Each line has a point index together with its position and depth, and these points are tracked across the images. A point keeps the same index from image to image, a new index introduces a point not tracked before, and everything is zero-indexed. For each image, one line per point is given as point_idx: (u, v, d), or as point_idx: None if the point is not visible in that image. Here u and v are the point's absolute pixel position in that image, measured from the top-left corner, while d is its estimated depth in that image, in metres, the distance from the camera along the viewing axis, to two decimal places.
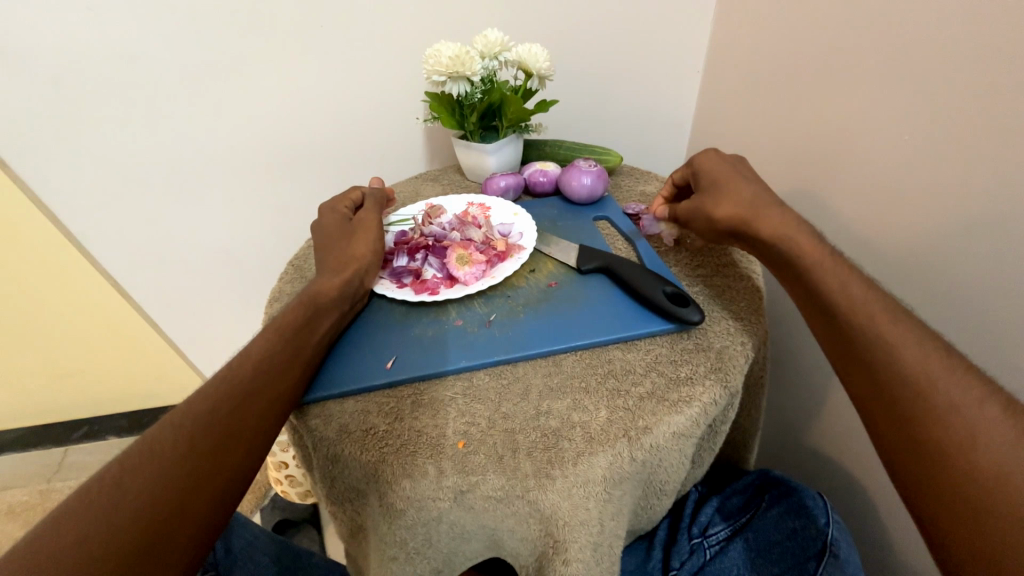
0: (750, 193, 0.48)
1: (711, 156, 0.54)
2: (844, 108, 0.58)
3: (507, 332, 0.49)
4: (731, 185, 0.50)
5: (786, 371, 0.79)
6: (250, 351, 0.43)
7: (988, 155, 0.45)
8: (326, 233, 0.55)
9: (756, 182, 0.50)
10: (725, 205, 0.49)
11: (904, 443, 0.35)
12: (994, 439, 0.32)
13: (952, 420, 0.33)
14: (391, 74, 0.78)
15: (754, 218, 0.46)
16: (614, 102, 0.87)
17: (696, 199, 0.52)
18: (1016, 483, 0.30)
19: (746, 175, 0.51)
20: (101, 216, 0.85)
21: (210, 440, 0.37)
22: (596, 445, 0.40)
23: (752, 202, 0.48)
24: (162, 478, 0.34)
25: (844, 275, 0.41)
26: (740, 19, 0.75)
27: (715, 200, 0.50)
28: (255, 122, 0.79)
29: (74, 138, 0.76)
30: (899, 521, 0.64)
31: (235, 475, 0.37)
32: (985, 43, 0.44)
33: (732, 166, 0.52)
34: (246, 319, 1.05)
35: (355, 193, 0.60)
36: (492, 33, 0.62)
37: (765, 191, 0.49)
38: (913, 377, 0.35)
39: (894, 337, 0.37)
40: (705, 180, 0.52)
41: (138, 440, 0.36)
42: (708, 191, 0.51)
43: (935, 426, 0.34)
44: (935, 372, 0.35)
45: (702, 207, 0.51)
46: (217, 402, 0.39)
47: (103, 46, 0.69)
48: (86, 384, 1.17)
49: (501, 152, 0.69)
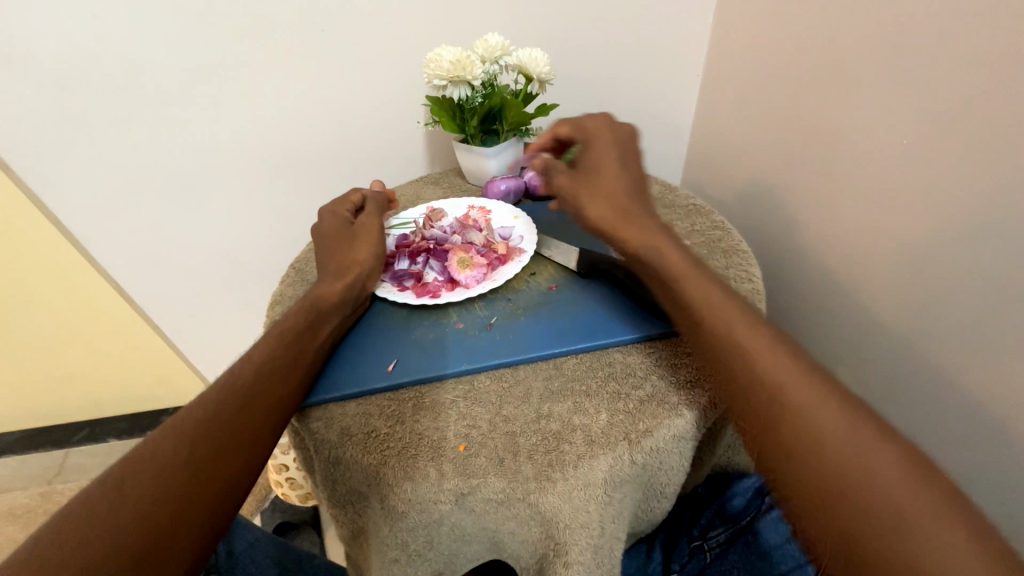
0: (623, 194, 0.48)
1: (602, 141, 0.53)
2: (845, 112, 0.59)
3: (508, 334, 0.49)
4: (609, 180, 0.49)
5: None
6: (251, 354, 0.43)
7: (988, 157, 0.46)
8: (326, 237, 0.55)
9: (633, 183, 0.50)
10: (594, 198, 0.49)
11: (800, 472, 0.32)
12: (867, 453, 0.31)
13: (824, 441, 0.32)
14: (394, 78, 0.78)
15: (622, 221, 0.46)
16: (615, 106, 0.87)
17: (572, 184, 0.51)
18: (894, 499, 0.29)
19: (626, 171, 0.51)
20: (104, 218, 0.85)
21: (212, 445, 0.37)
22: (597, 447, 0.40)
23: (622, 204, 0.47)
24: (164, 481, 0.34)
25: (700, 280, 0.41)
26: (740, 24, 0.75)
27: (588, 191, 0.49)
28: (258, 125, 0.80)
29: (76, 141, 0.76)
30: None
31: (238, 478, 0.38)
32: (987, 48, 0.44)
33: (616, 157, 0.51)
34: (247, 321, 1.05)
35: (355, 195, 0.60)
36: (493, 38, 0.63)
37: (637, 195, 0.49)
38: (778, 395, 0.34)
39: (754, 356, 0.35)
40: (588, 168, 0.51)
41: (139, 446, 0.36)
42: (587, 182, 0.50)
43: (819, 445, 0.31)
44: (795, 388, 0.34)
45: (578, 195, 0.49)
46: (218, 406, 0.39)
47: (107, 49, 0.70)
48: (86, 386, 1.17)
49: (502, 155, 0.69)
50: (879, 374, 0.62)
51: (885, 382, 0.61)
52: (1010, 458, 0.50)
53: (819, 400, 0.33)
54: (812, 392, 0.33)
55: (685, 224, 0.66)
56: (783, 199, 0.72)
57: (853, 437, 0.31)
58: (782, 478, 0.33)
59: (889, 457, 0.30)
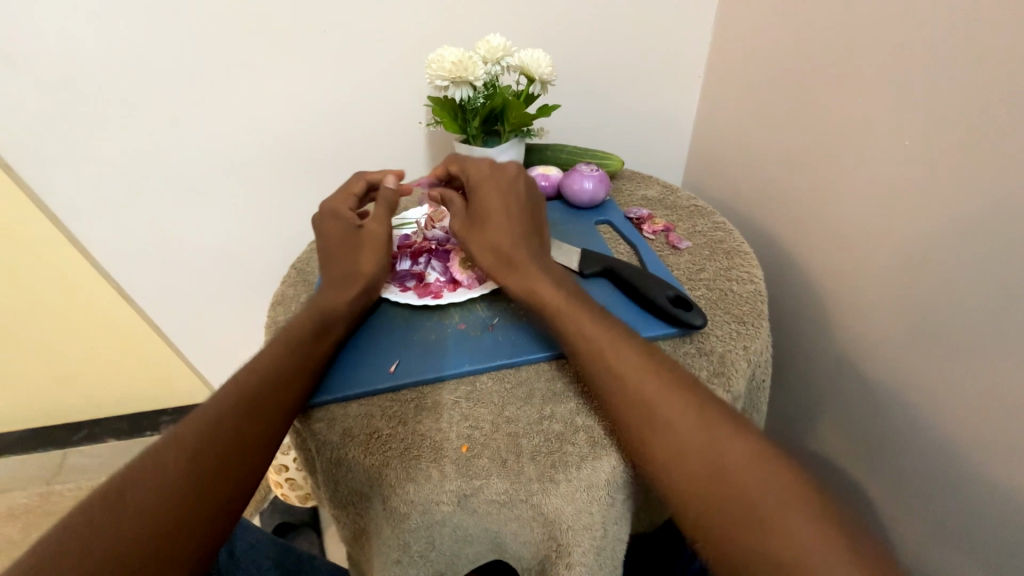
0: (507, 234, 0.49)
1: (486, 174, 0.53)
2: (846, 114, 0.59)
3: (510, 336, 0.49)
4: (492, 219, 0.50)
5: (787, 375, 0.79)
6: (255, 361, 0.43)
7: (989, 159, 0.46)
8: (329, 238, 0.53)
9: (520, 217, 0.50)
10: (479, 241, 0.49)
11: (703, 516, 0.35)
12: (756, 483, 0.34)
13: (715, 479, 0.35)
14: (395, 79, 0.78)
15: (506, 271, 0.47)
16: (616, 107, 0.87)
17: (461, 225, 0.51)
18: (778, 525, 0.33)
19: (510, 206, 0.50)
20: (105, 218, 0.85)
21: (214, 455, 0.37)
22: (600, 449, 0.40)
23: (505, 245, 0.48)
24: (164, 491, 0.35)
25: (590, 320, 0.43)
26: (741, 26, 0.75)
27: (475, 233, 0.50)
28: (259, 126, 0.80)
29: (77, 140, 0.76)
30: (901, 524, 0.64)
31: (239, 487, 0.38)
32: (987, 51, 0.44)
33: (500, 190, 0.51)
34: (248, 322, 1.05)
35: (356, 184, 0.57)
36: (495, 39, 0.63)
37: (525, 232, 0.49)
38: (669, 445, 0.37)
39: (646, 405, 0.39)
40: (473, 206, 0.51)
41: (144, 455, 0.37)
42: (474, 227, 0.50)
43: (713, 488, 0.35)
44: (683, 435, 0.37)
45: (467, 242, 0.50)
46: (220, 414, 0.39)
47: (108, 49, 0.70)
48: (86, 386, 1.17)
49: (505, 156, 0.68)
50: (879, 377, 0.62)
51: (885, 385, 0.61)
52: (1008, 461, 0.49)
53: (682, 426, 0.37)
54: (676, 417, 0.38)
55: (686, 225, 0.66)
56: (784, 201, 0.72)
57: (719, 452, 0.36)
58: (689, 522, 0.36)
59: (773, 482, 0.34)
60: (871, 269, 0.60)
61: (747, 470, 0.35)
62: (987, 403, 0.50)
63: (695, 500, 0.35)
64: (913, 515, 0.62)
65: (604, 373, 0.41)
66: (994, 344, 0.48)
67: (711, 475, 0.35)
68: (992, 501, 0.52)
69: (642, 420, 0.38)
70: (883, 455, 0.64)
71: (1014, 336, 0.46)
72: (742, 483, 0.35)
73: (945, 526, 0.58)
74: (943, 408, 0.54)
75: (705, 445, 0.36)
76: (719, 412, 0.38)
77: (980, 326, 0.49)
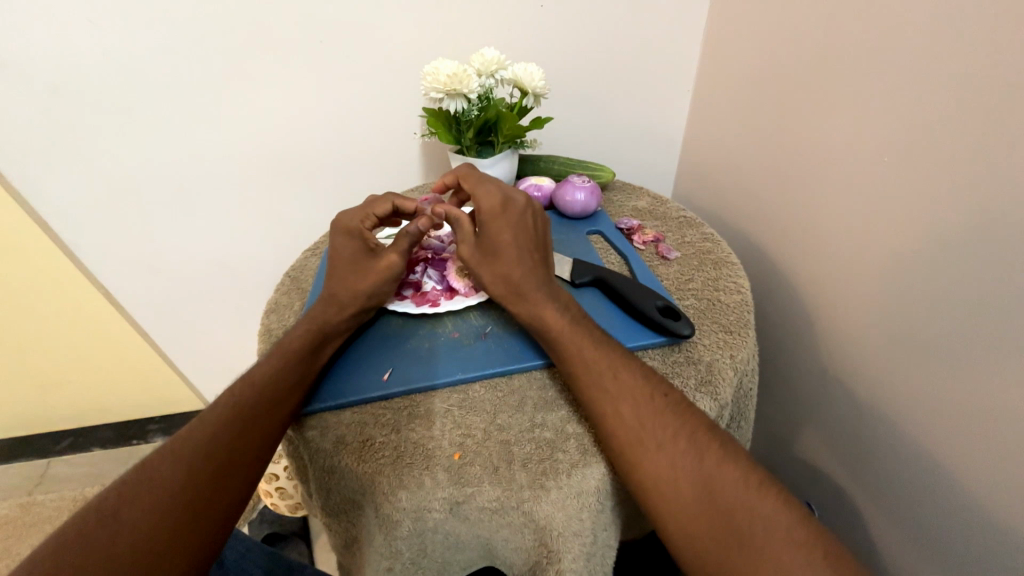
0: (519, 270, 0.47)
1: (498, 199, 0.50)
2: (828, 130, 0.61)
3: (502, 344, 0.49)
4: (505, 253, 0.48)
5: (775, 383, 0.81)
6: (251, 373, 0.44)
7: (965, 176, 0.47)
8: (343, 262, 0.50)
9: (532, 252, 0.49)
10: (492, 274, 0.49)
11: (699, 539, 0.35)
12: (748, 502, 0.36)
13: (709, 500, 0.36)
14: (390, 89, 0.79)
15: (515, 303, 0.47)
16: (607, 119, 0.89)
17: (472, 254, 0.50)
18: (773, 540, 0.34)
19: (523, 238, 0.49)
20: (96, 224, 0.84)
21: (209, 469, 0.38)
22: (590, 456, 0.41)
23: (517, 281, 0.47)
24: (160, 508, 0.35)
25: (586, 337, 0.44)
26: (729, 43, 0.77)
27: (487, 265, 0.49)
28: (255, 134, 0.80)
29: (70, 145, 0.76)
30: (886, 531, 0.65)
31: (234, 502, 0.38)
32: (955, 74, 0.47)
33: (512, 220, 0.49)
34: (240, 330, 1.04)
35: (381, 205, 0.53)
36: (490, 52, 0.64)
37: (537, 267, 0.48)
38: (662, 468, 0.38)
39: (638, 427, 0.39)
40: (484, 234, 0.49)
41: (136, 471, 0.37)
42: (486, 256, 0.49)
43: (708, 509, 0.36)
44: (675, 459, 0.38)
45: (477, 270, 0.50)
46: (216, 428, 0.40)
47: (104, 56, 0.70)
48: (72, 394, 1.15)
49: (498, 166, 0.69)
50: (861, 385, 0.64)
51: (868, 393, 0.63)
52: (982, 469, 0.51)
53: (672, 450, 0.38)
54: (667, 441, 0.39)
55: (675, 236, 0.68)
56: (770, 213, 0.74)
57: (710, 474, 0.37)
58: (686, 546, 0.36)
59: (767, 498, 0.36)
60: (854, 280, 0.62)
61: (737, 491, 0.36)
62: (962, 411, 0.51)
63: (690, 524, 0.36)
64: (895, 521, 0.63)
65: (598, 398, 0.41)
66: (968, 353, 0.50)
67: (704, 498, 0.36)
68: (969, 507, 0.53)
69: (634, 444, 0.39)
70: (867, 462, 0.66)
71: (987, 345, 0.48)
72: (733, 504, 0.36)
73: (923, 532, 0.60)
74: (923, 418, 0.56)
75: (695, 468, 0.37)
76: (709, 431, 0.40)
77: (955, 335, 0.51)
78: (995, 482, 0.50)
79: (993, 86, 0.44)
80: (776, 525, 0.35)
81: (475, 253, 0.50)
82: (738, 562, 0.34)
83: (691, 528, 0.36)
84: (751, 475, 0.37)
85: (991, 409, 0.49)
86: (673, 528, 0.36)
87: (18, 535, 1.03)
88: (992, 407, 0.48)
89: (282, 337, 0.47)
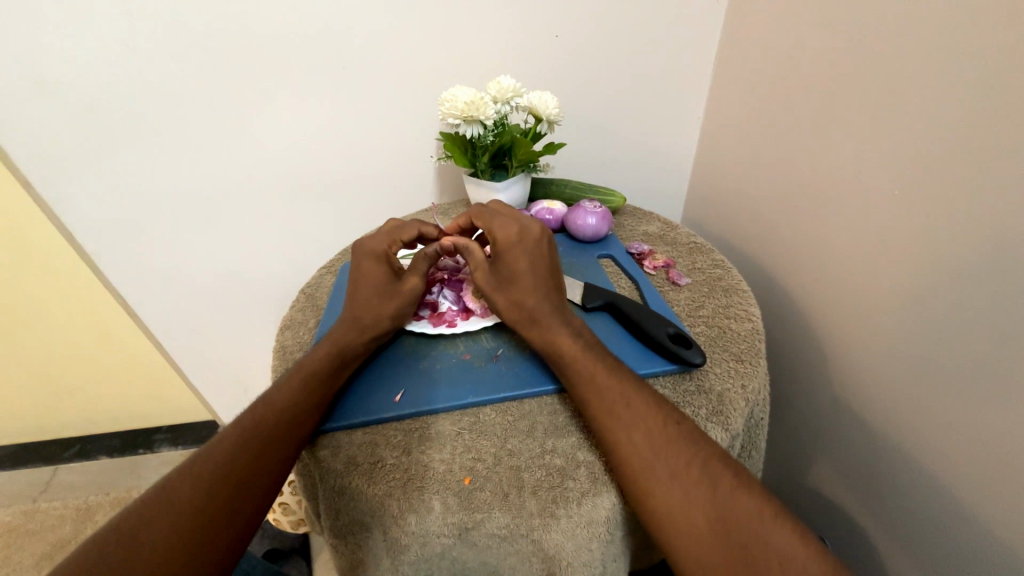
0: (533, 295, 0.48)
1: (511, 227, 0.53)
2: (838, 161, 0.62)
3: (513, 367, 0.50)
4: (520, 278, 0.49)
5: (786, 410, 0.80)
6: (270, 393, 0.44)
7: (977, 211, 0.47)
8: (369, 286, 0.51)
9: (548, 279, 0.50)
10: (505, 299, 0.50)
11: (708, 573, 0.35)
12: (761, 536, 0.35)
13: (719, 533, 0.36)
14: (409, 111, 0.82)
15: (530, 326, 0.48)
16: (619, 144, 0.91)
17: (487, 279, 0.51)
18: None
19: (539, 266, 0.50)
20: (121, 236, 0.87)
21: (228, 489, 0.38)
22: (600, 484, 0.41)
23: (531, 306, 0.48)
24: (178, 529, 0.35)
25: (596, 364, 0.44)
26: (739, 74, 0.79)
27: (501, 290, 0.50)
28: (276, 152, 0.83)
29: (99, 159, 0.79)
30: (900, 567, 0.63)
31: (246, 523, 0.38)
32: (970, 111, 0.47)
33: (528, 248, 0.51)
34: (250, 342, 1.05)
35: (406, 232, 0.56)
36: (506, 81, 0.65)
37: (551, 292, 0.49)
38: (671, 497, 0.38)
39: (650, 456, 0.39)
40: (499, 259, 0.51)
41: (157, 490, 0.38)
42: (501, 281, 0.50)
43: (718, 542, 0.36)
44: (686, 490, 0.38)
45: (490, 294, 0.51)
46: (236, 449, 0.40)
47: (136, 77, 0.73)
48: (84, 400, 1.17)
49: (511, 189, 0.71)
50: (875, 417, 0.63)
51: (882, 425, 0.62)
52: (998, 507, 0.49)
53: (685, 481, 0.38)
54: (678, 471, 0.38)
55: (685, 262, 0.68)
56: (780, 240, 0.75)
57: (724, 508, 0.37)
58: None
59: (780, 534, 0.35)
60: (865, 309, 0.62)
61: (750, 527, 0.36)
62: (977, 447, 0.50)
63: (702, 557, 0.36)
64: (911, 561, 0.61)
65: (609, 425, 0.41)
66: (981, 388, 0.49)
67: (715, 531, 0.36)
68: (985, 546, 0.51)
69: (644, 473, 0.39)
70: (881, 498, 0.64)
71: (1005, 383, 0.47)
72: (746, 540, 0.35)
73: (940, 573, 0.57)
74: (935, 451, 0.55)
75: (708, 500, 0.37)
76: (722, 460, 0.39)
77: (969, 371, 0.50)
78: (1013, 522, 0.48)
79: (1006, 124, 0.44)
80: (790, 563, 0.34)
81: (490, 279, 0.51)
82: None
83: (701, 561, 0.36)
84: (763, 509, 0.36)
85: (1009, 448, 0.47)
86: (683, 558, 0.37)
87: (20, 543, 1.02)
88: (1009, 444, 0.47)
89: (303, 358, 0.47)
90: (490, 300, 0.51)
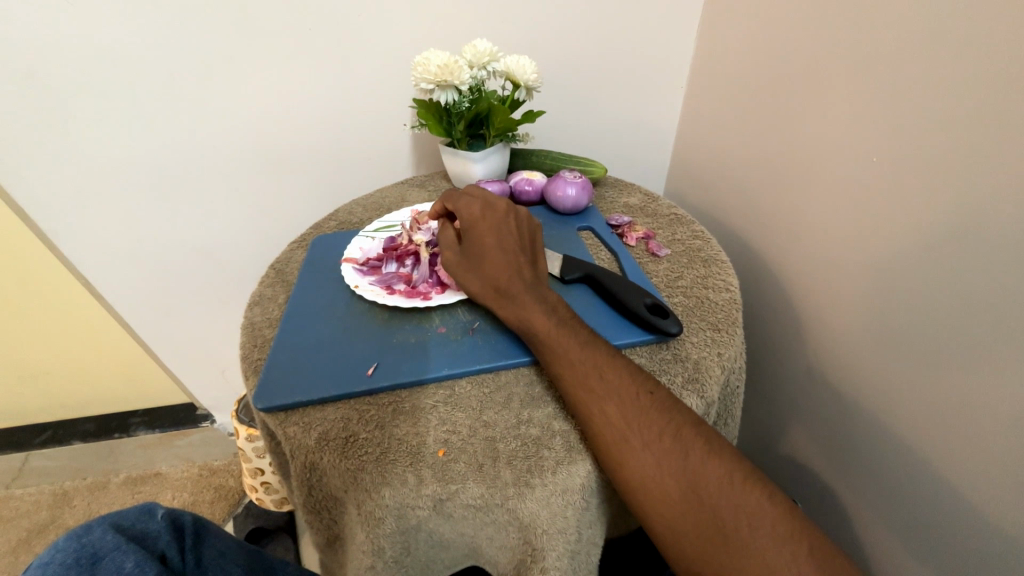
0: (504, 272, 0.47)
1: (479, 206, 0.53)
2: (818, 130, 0.61)
3: (489, 339, 0.49)
4: (491, 257, 0.49)
5: (763, 379, 0.82)
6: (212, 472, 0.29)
7: (952, 178, 0.47)
8: None
9: (518, 255, 0.49)
10: (475, 276, 0.49)
11: (679, 538, 0.36)
12: (730, 499, 0.36)
13: (691, 500, 0.36)
14: (382, 75, 0.78)
15: (501, 302, 0.47)
16: (601, 114, 0.88)
17: (457, 261, 0.50)
18: (751, 536, 0.35)
19: (508, 243, 0.50)
20: (77, 211, 0.81)
21: None
22: (575, 453, 0.40)
23: (503, 282, 0.47)
24: None
25: (572, 336, 0.44)
26: (722, 40, 0.77)
27: (470, 268, 0.49)
28: (240, 121, 0.78)
29: (46, 131, 0.73)
30: (869, 526, 0.65)
31: None
32: (955, 77, 0.45)
33: (495, 226, 0.51)
34: (225, 324, 1.01)
35: None
36: (482, 44, 0.62)
37: (523, 269, 0.48)
38: (645, 467, 0.38)
39: (626, 426, 0.39)
40: (469, 240, 0.51)
41: None
42: (471, 260, 0.50)
43: (689, 506, 0.36)
44: (660, 460, 0.38)
45: (457, 274, 0.50)
46: None
47: (83, 38, 0.67)
48: (52, 385, 1.13)
49: (488, 160, 0.69)
50: (851, 385, 0.64)
51: (857, 394, 0.63)
52: (966, 467, 0.51)
53: (659, 450, 0.38)
54: (653, 440, 0.38)
55: (665, 234, 0.68)
56: (760, 212, 0.74)
57: (695, 476, 0.37)
58: (671, 541, 0.37)
59: (748, 496, 0.36)
60: (840, 279, 0.62)
61: (720, 491, 0.36)
62: (948, 411, 0.51)
63: (674, 523, 0.36)
64: (882, 523, 0.63)
65: (582, 396, 0.41)
66: (951, 354, 0.50)
67: (688, 497, 0.37)
68: (951, 504, 0.53)
69: (619, 442, 0.39)
70: (855, 464, 0.66)
71: (981, 353, 0.47)
72: (717, 505, 0.36)
73: (910, 535, 0.59)
74: (905, 416, 0.56)
75: (681, 469, 0.37)
76: (696, 426, 0.39)
77: (944, 341, 0.51)
78: (979, 481, 0.50)
79: (992, 89, 0.43)
80: (755, 522, 0.35)
81: (459, 259, 0.50)
82: (720, 558, 0.35)
83: (673, 526, 0.36)
84: (733, 471, 0.37)
85: (983, 417, 0.48)
86: (655, 525, 0.37)
87: None
88: (978, 407, 0.48)
89: None
90: (459, 279, 0.50)
